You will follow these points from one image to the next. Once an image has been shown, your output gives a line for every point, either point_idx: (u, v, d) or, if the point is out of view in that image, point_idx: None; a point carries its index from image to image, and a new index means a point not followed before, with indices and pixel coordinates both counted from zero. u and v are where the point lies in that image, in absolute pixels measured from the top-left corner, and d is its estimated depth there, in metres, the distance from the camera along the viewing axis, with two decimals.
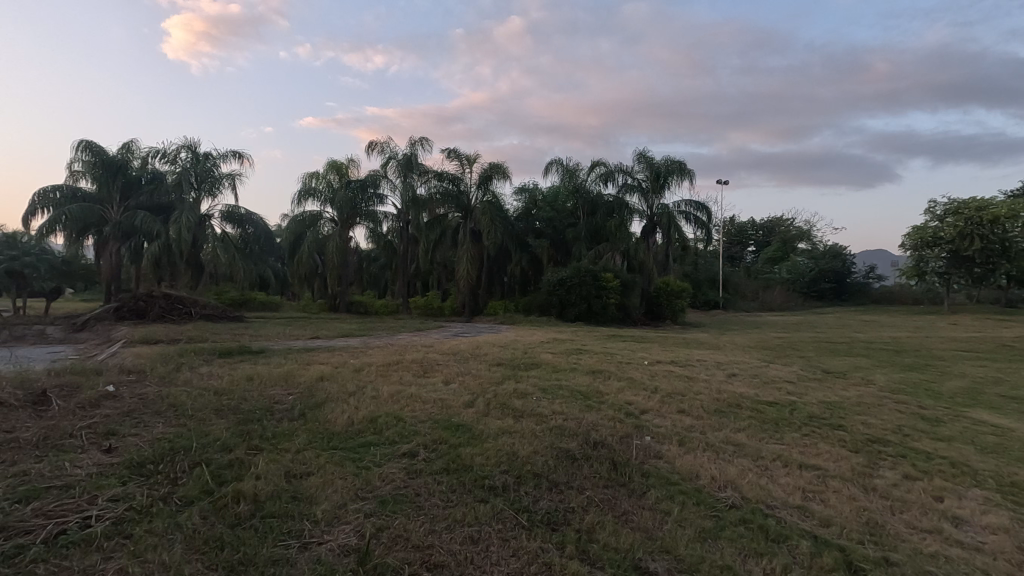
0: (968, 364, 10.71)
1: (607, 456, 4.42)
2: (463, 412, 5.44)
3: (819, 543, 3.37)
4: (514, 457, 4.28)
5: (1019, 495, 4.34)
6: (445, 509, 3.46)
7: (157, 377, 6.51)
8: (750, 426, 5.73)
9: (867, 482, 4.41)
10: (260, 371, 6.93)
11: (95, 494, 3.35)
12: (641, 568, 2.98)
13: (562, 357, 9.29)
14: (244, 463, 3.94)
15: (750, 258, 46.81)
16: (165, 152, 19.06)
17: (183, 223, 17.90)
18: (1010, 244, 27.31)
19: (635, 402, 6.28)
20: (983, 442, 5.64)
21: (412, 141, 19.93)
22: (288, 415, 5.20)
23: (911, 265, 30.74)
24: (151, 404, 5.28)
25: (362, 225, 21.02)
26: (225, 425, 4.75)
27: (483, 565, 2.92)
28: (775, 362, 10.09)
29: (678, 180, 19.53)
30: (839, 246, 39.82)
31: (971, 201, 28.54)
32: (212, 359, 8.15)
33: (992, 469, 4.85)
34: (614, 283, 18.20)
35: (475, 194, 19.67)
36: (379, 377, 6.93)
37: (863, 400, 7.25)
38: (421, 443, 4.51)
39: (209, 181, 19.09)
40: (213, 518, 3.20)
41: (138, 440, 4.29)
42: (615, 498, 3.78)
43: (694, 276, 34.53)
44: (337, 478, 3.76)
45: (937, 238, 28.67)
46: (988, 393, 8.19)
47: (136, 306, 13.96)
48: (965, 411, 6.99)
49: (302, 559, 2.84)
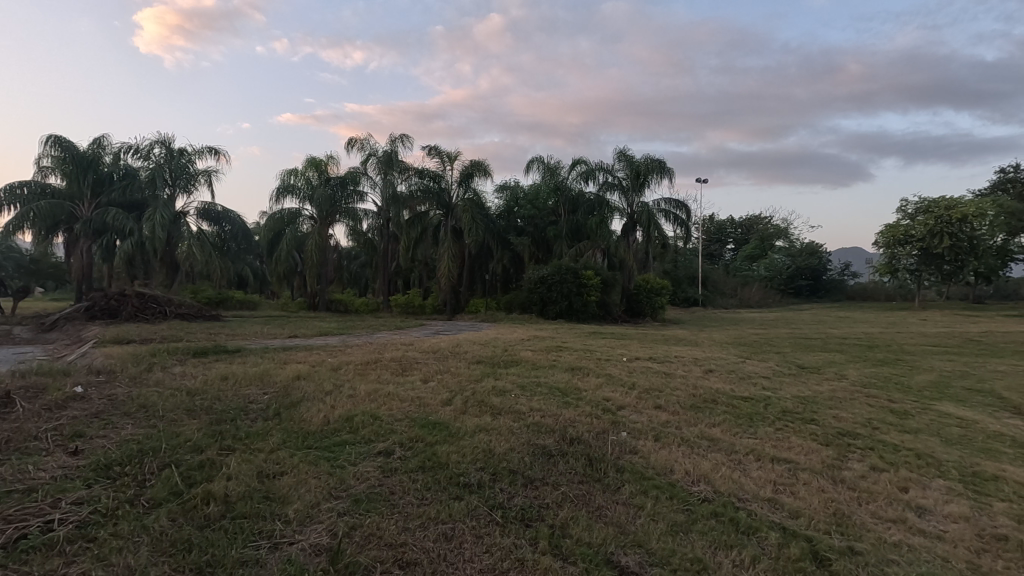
0: (935, 359, 11.04)
1: (583, 452, 4.46)
2: (441, 411, 5.41)
3: (787, 534, 3.44)
4: (490, 454, 4.28)
5: (980, 484, 4.48)
6: (419, 507, 3.45)
7: (127, 377, 6.38)
8: (725, 420, 5.83)
9: (835, 475, 4.51)
10: (234, 371, 6.79)
11: (58, 498, 3.27)
12: (613, 561, 3.02)
13: (543, 354, 9.34)
14: (215, 464, 3.89)
15: (729, 256, 47.41)
16: (138, 147, 18.64)
17: (156, 220, 17.40)
18: (978, 242, 28.00)
19: (612, 399, 6.32)
20: (948, 434, 5.82)
21: (392, 138, 19.79)
22: (262, 415, 5.13)
23: (884, 262, 31.73)
24: (121, 405, 5.18)
25: (342, 223, 20.77)
26: (197, 425, 4.69)
27: (456, 562, 2.92)
28: (753, 358, 10.28)
29: (658, 178, 19.70)
30: (815, 243, 40.69)
31: (940, 201, 29.43)
32: (186, 358, 7.99)
33: (955, 460, 5.00)
34: (595, 281, 18.31)
35: (456, 191, 19.48)
36: (357, 377, 6.84)
37: (836, 394, 7.42)
38: (396, 442, 4.48)
39: (184, 177, 18.65)
40: (182, 520, 3.15)
41: (106, 442, 4.19)
42: (589, 494, 3.80)
43: (674, 273, 34.81)
44: (310, 478, 3.73)
45: (908, 236, 29.51)
46: (955, 386, 8.48)
47: (107, 305, 13.64)
48: (933, 404, 7.22)
49: (273, 559, 2.82)
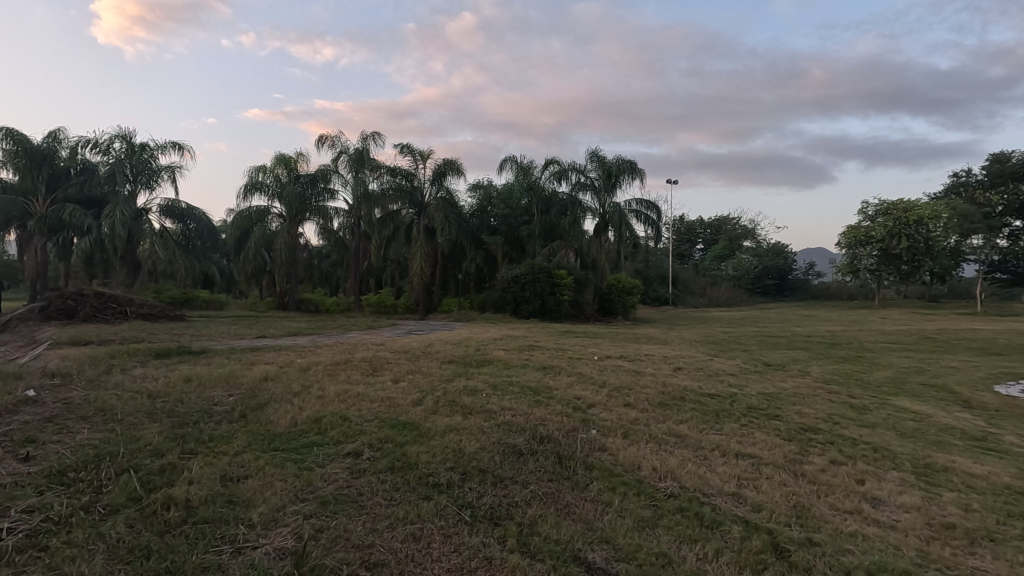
0: (893, 355, 11.52)
1: (553, 450, 4.51)
2: (411, 411, 5.38)
3: (749, 527, 3.53)
4: (460, 453, 4.29)
5: (929, 475, 4.69)
6: (387, 508, 3.43)
7: (84, 380, 6.15)
8: (692, 417, 5.95)
9: (797, 468, 4.64)
10: (199, 373, 6.63)
11: (6, 507, 3.14)
12: (579, 558, 3.06)
13: (515, 353, 9.38)
14: (176, 468, 3.79)
15: (698, 255, 48.35)
16: (96, 141, 17.85)
17: (116, 218, 16.75)
18: (934, 244, 28.86)
19: (583, 398, 6.38)
20: (903, 428, 6.07)
21: (364, 136, 19.57)
22: (227, 417, 5.03)
23: (847, 262, 33.00)
24: (77, 410, 4.98)
25: (312, 221, 20.39)
26: (158, 429, 4.55)
27: (424, 563, 2.91)
28: (720, 356, 10.53)
29: (629, 179, 19.99)
30: (781, 244, 41.96)
31: (899, 203, 30.73)
32: (148, 360, 7.78)
33: (909, 453, 5.21)
34: (567, 280, 18.47)
35: (429, 189, 19.27)
36: (326, 377, 6.75)
37: (799, 390, 7.65)
38: (366, 443, 4.44)
39: (146, 173, 17.98)
40: (141, 526, 3.07)
41: (60, 448, 4.04)
42: (558, 492, 3.84)
43: (646, 273, 35.36)
44: (276, 480, 3.68)
45: (868, 237, 30.72)
46: (911, 381, 8.85)
47: (64, 305, 13.16)
48: (891, 399, 7.50)
49: (235, 564, 2.76)
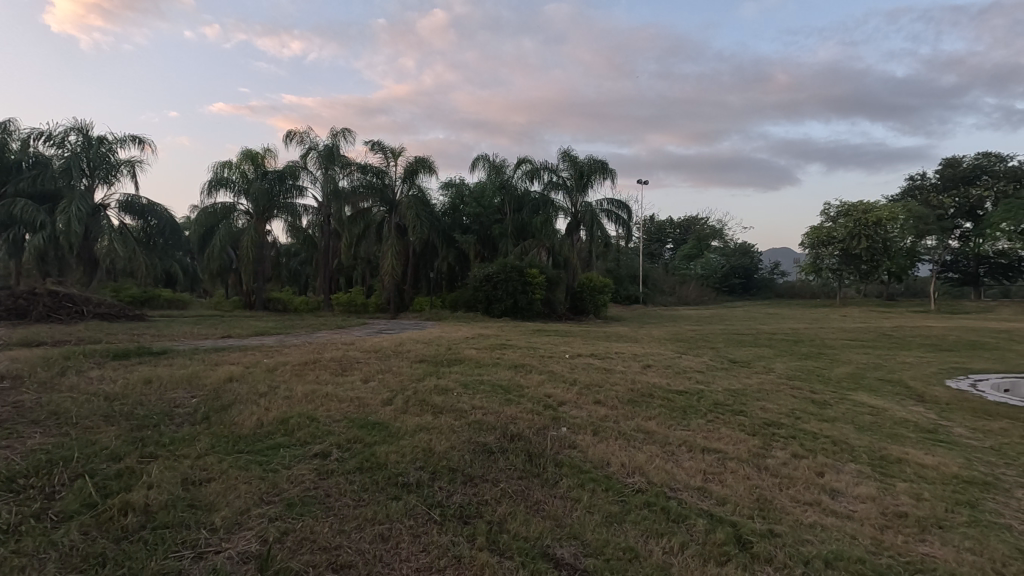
0: (852, 352, 11.94)
1: (523, 448, 4.53)
2: (381, 411, 5.32)
3: (714, 520, 3.62)
4: (430, 453, 4.26)
5: (885, 467, 4.88)
6: (355, 509, 3.39)
7: (36, 383, 5.89)
8: (660, 414, 6.05)
9: (760, 462, 4.77)
10: (160, 374, 6.43)
11: None
12: (549, 554, 3.08)
13: (486, 352, 9.37)
14: (134, 473, 3.67)
15: (668, 255, 49.07)
16: (50, 134, 17.13)
17: (71, 213, 16.11)
18: (891, 244, 30.05)
19: (553, 395, 6.42)
20: (861, 421, 6.30)
21: (333, 132, 19.22)
22: (189, 419, 4.89)
23: (810, 262, 33.99)
24: (27, 413, 4.77)
25: (280, 218, 19.98)
26: (115, 432, 4.39)
27: (392, 563, 2.89)
28: (688, 353, 10.74)
29: (601, 178, 20.19)
30: (747, 244, 42.97)
31: (859, 204, 31.85)
32: (105, 361, 7.50)
33: (865, 445, 5.41)
34: (540, 279, 18.55)
35: (400, 188, 19.11)
36: (294, 377, 6.63)
37: (762, 386, 7.87)
38: (334, 443, 4.38)
39: (104, 167, 17.35)
40: (96, 533, 2.97)
41: (8, 453, 3.86)
42: (527, 489, 3.86)
43: (617, 272, 35.69)
44: (240, 483, 3.59)
45: (831, 237, 31.71)
46: (868, 376, 9.21)
47: (15, 305, 12.58)
48: (849, 394, 7.78)
49: (196, 569, 2.70)
